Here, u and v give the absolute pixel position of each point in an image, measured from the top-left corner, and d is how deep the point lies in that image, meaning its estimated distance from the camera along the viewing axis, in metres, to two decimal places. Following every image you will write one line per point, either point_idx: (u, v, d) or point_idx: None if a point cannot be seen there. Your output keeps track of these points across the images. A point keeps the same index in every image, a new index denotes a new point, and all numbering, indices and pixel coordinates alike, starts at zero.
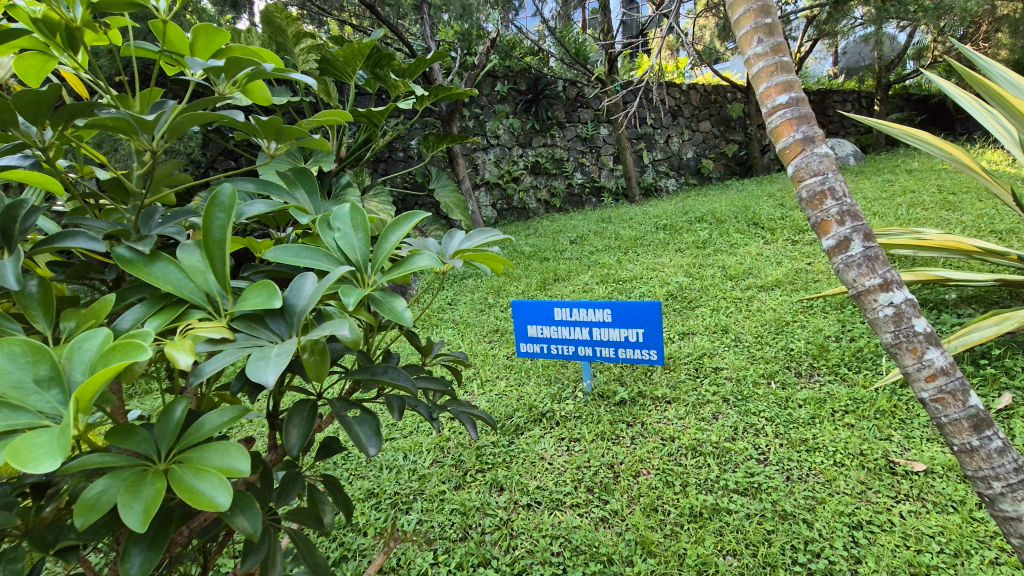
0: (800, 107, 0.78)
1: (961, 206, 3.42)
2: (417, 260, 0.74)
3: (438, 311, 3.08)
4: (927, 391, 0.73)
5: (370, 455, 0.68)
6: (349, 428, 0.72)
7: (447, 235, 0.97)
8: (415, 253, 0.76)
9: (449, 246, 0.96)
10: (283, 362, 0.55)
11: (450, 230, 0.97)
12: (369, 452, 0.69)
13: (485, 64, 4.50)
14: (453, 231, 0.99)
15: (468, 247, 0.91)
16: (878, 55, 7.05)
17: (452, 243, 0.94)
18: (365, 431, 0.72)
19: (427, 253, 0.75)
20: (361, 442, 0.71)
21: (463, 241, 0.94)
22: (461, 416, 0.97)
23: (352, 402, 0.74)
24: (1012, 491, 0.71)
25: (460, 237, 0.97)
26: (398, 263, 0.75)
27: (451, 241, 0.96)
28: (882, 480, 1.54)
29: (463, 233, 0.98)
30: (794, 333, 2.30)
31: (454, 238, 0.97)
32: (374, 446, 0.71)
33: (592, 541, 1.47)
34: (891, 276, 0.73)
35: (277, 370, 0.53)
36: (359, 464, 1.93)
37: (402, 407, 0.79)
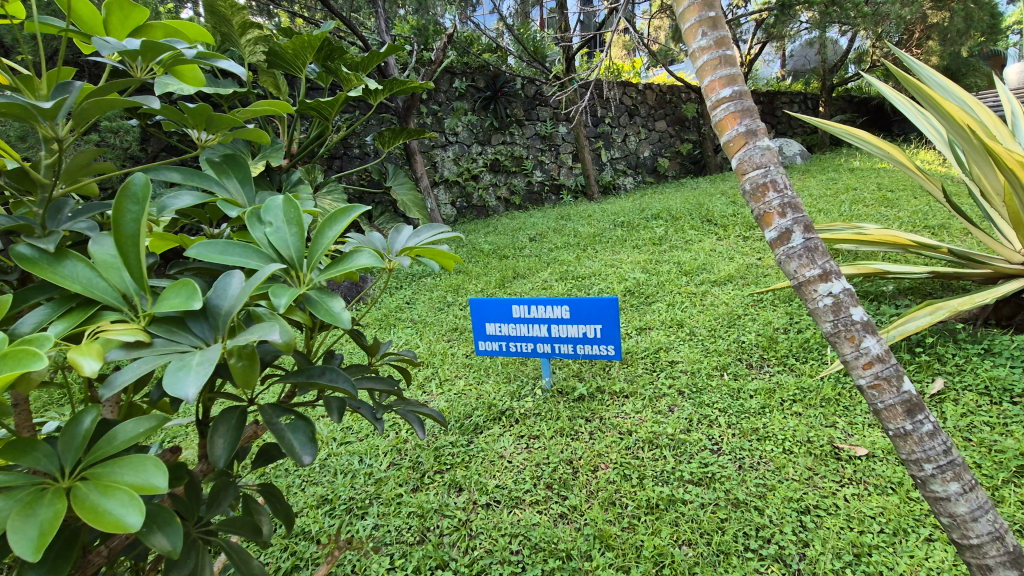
0: (743, 101, 0.79)
1: (898, 203, 3.61)
2: (356, 257, 0.71)
3: (395, 311, 3.02)
4: (864, 378, 0.74)
5: (303, 464, 0.64)
6: (281, 437, 0.68)
7: (394, 231, 0.94)
8: (354, 250, 0.72)
9: (396, 243, 0.92)
10: (204, 374, 0.51)
11: (398, 225, 0.94)
12: (303, 461, 0.66)
13: (441, 60, 4.45)
14: (401, 227, 0.95)
15: (416, 244, 0.88)
16: (822, 59, 7.36)
17: (400, 240, 0.92)
18: (298, 439, 0.69)
19: (368, 250, 0.71)
20: (294, 451, 0.67)
21: (411, 237, 0.92)
22: (407, 416, 0.94)
23: (285, 408, 0.70)
24: (942, 472, 0.73)
25: (408, 233, 0.93)
26: (337, 259, 0.72)
27: (398, 237, 0.93)
28: (828, 465, 1.60)
29: (412, 228, 0.95)
30: (745, 326, 2.37)
31: (403, 234, 0.94)
32: (309, 454, 0.67)
33: (551, 538, 1.47)
34: (831, 266, 0.74)
35: (198, 384, 0.50)
36: (312, 469, 1.86)
37: (342, 409, 0.76)
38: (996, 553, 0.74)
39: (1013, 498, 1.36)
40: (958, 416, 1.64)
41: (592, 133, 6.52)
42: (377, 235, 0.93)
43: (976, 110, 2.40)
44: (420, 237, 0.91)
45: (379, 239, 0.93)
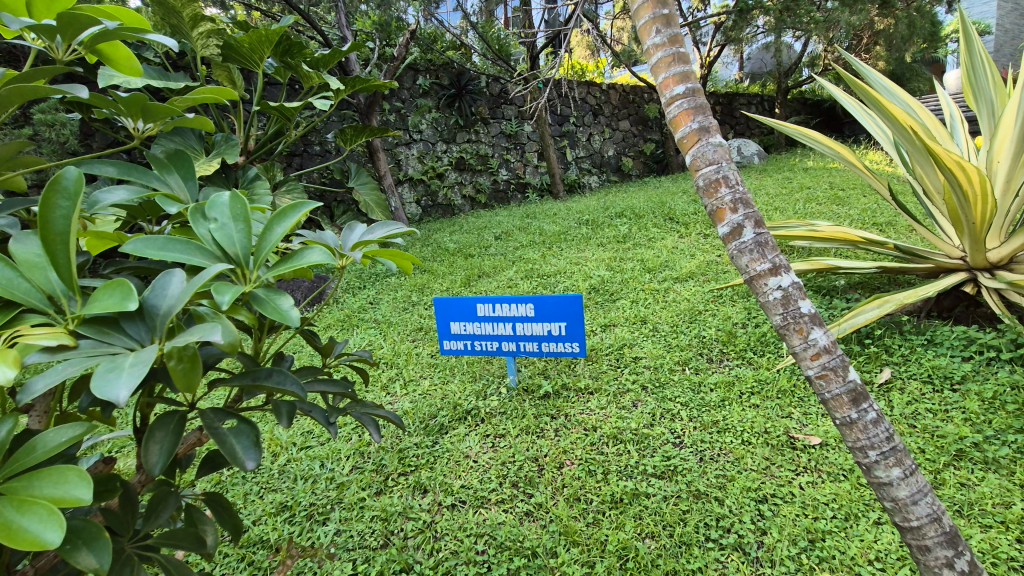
0: (696, 98, 0.80)
1: (849, 201, 3.76)
2: (307, 253, 0.68)
3: (358, 311, 2.96)
4: (813, 368, 0.77)
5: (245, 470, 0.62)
6: (223, 442, 0.65)
7: (347, 227, 0.92)
8: (304, 246, 0.70)
9: (349, 239, 0.91)
10: (137, 375, 0.48)
11: (350, 222, 0.92)
12: (246, 465, 0.63)
13: (404, 56, 4.39)
14: (354, 223, 0.93)
15: (369, 240, 0.87)
16: (778, 62, 7.61)
17: (354, 236, 0.90)
18: (242, 444, 0.66)
19: (318, 246, 0.69)
20: (236, 454, 0.65)
21: (365, 234, 0.90)
22: (363, 418, 0.92)
23: (227, 412, 0.68)
24: (885, 459, 0.76)
25: (362, 229, 0.92)
26: (286, 257, 0.69)
27: (351, 233, 0.91)
28: (784, 455, 1.65)
29: (364, 225, 0.93)
30: (706, 321, 2.42)
31: (356, 231, 0.92)
32: (253, 460, 0.65)
33: (516, 536, 1.46)
34: (780, 261, 0.76)
35: (131, 386, 0.47)
36: (270, 476, 1.81)
37: (291, 413, 0.74)
38: (935, 534, 0.77)
39: (953, 480, 1.43)
40: (904, 404, 1.72)
41: (557, 132, 6.56)
42: (329, 232, 0.91)
43: (918, 112, 2.52)
44: (374, 232, 0.90)
45: (332, 236, 0.91)
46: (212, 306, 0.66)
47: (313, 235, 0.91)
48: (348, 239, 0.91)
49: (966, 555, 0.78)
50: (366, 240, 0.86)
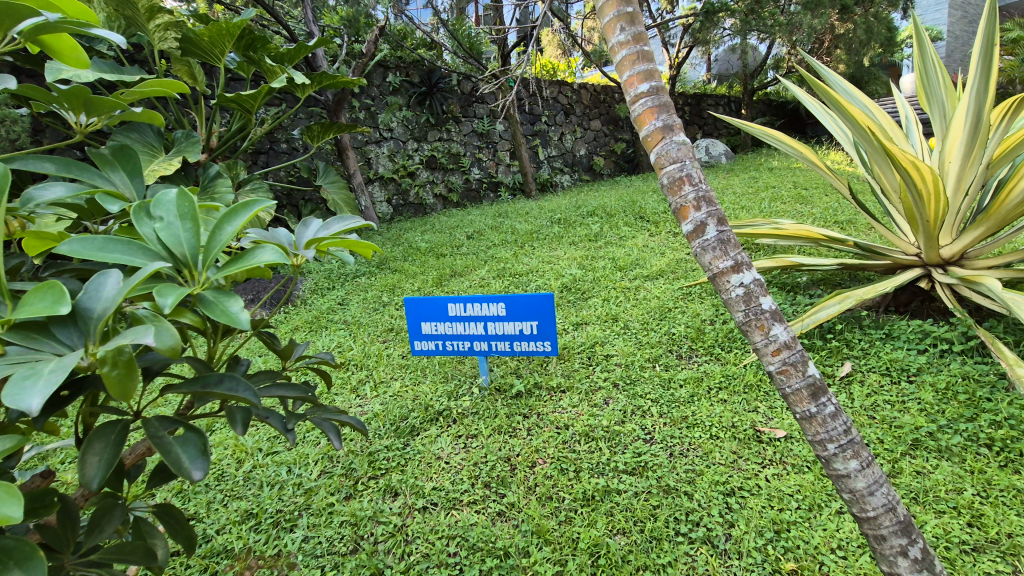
0: (660, 96, 0.81)
1: (812, 200, 3.87)
2: (258, 254, 0.67)
3: (327, 312, 2.90)
4: (773, 364, 0.78)
5: (192, 479, 0.60)
6: (168, 451, 0.63)
7: (301, 224, 0.92)
8: (256, 245, 0.68)
9: (304, 236, 0.90)
10: (52, 384, 0.48)
11: (304, 219, 0.93)
12: (192, 475, 0.62)
13: (373, 53, 4.33)
14: (307, 221, 0.94)
15: (326, 235, 0.87)
16: (744, 64, 7.78)
17: (309, 233, 0.90)
18: (189, 453, 0.65)
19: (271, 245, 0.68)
20: (183, 464, 0.63)
21: (321, 230, 0.91)
22: (323, 424, 0.91)
23: (173, 420, 0.67)
24: (843, 451, 0.77)
25: (317, 226, 0.92)
26: (237, 257, 0.67)
27: (306, 231, 0.92)
28: (750, 448, 1.68)
29: (320, 221, 0.94)
30: (675, 318, 2.45)
31: (311, 228, 0.92)
32: (200, 470, 0.63)
33: (488, 537, 1.45)
34: (742, 258, 0.77)
35: (43, 396, 0.47)
36: (235, 483, 1.75)
37: (246, 421, 0.73)
38: (889, 524, 0.79)
39: (909, 469, 1.49)
40: (864, 397, 1.78)
41: (529, 131, 6.56)
42: (282, 230, 0.90)
43: (876, 114, 2.60)
44: (329, 228, 0.90)
45: (285, 234, 0.90)
46: (154, 310, 0.64)
47: (265, 233, 0.90)
48: (303, 236, 0.91)
49: (919, 543, 0.80)
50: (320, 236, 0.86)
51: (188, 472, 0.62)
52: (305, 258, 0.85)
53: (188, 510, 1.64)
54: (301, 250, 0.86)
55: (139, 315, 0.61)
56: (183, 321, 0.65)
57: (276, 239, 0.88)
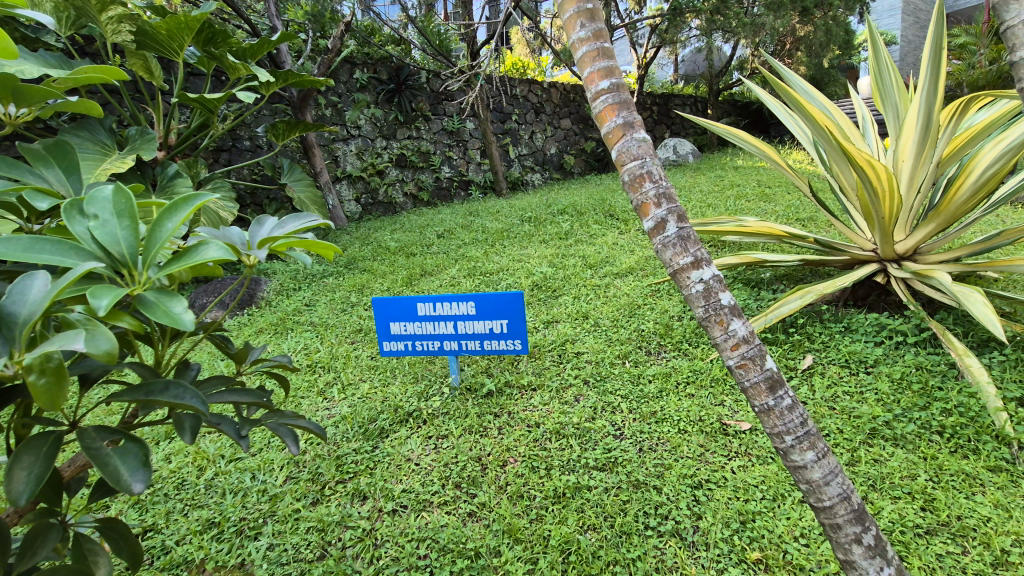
0: (620, 93, 0.81)
1: (775, 198, 3.97)
2: (198, 251, 0.68)
3: (293, 314, 2.84)
4: (732, 358, 0.79)
5: (133, 492, 0.65)
6: (106, 463, 0.67)
7: (255, 222, 0.90)
8: (199, 242, 0.69)
9: (258, 235, 0.88)
10: None
11: (258, 217, 0.90)
12: (133, 488, 0.66)
13: (338, 49, 4.25)
14: (262, 218, 0.92)
15: (280, 235, 0.86)
16: (709, 64, 7.94)
17: (262, 231, 0.88)
18: (128, 465, 0.69)
19: (214, 242, 0.69)
20: (122, 475, 0.67)
21: (275, 229, 0.89)
22: (279, 430, 0.93)
23: (111, 432, 0.70)
24: (799, 443, 0.79)
25: (271, 225, 0.91)
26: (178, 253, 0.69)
27: (260, 229, 0.90)
28: (717, 442, 1.71)
29: (275, 220, 0.92)
30: (644, 315, 2.48)
31: (265, 226, 0.91)
32: (139, 481, 0.68)
33: (459, 538, 1.44)
34: (702, 254, 0.78)
35: None
36: (196, 492, 1.69)
37: (195, 429, 0.73)
38: (845, 512, 0.80)
39: (867, 457, 1.54)
40: (825, 388, 1.84)
41: (500, 129, 6.55)
42: (234, 228, 0.87)
43: (834, 114, 2.68)
44: (284, 227, 0.88)
45: (237, 232, 0.88)
46: (87, 310, 0.66)
47: (217, 232, 0.87)
48: (256, 235, 0.89)
49: (872, 530, 0.82)
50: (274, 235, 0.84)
51: (126, 485, 0.66)
52: (257, 257, 0.82)
53: (146, 521, 1.58)
54: (254, 249, 0.84)
55: (70, 318, 0.62)
56: (120, 325, 0.65)
57: (228, 238, 0.86)
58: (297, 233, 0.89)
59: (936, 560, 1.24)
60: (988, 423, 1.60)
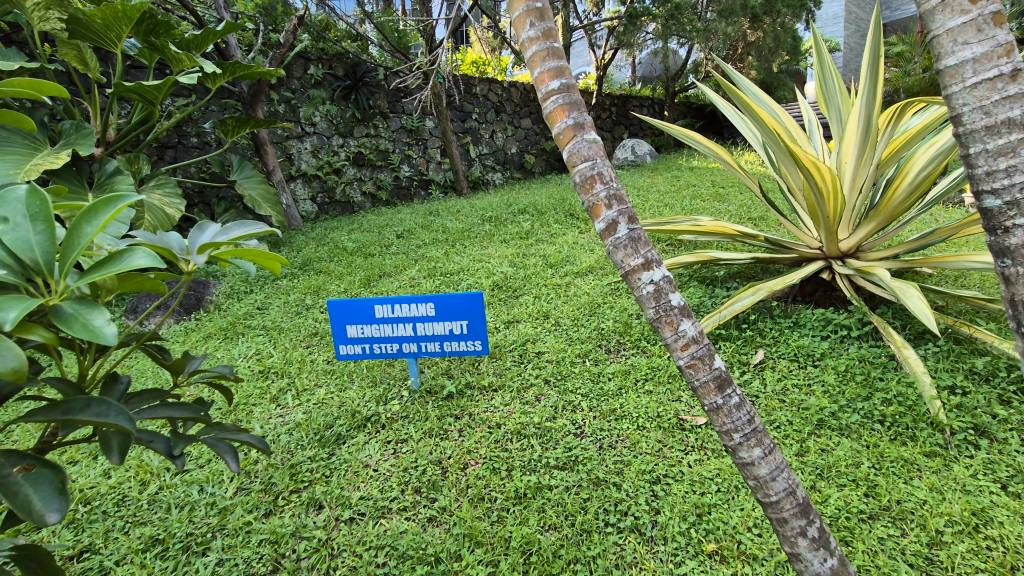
0: (571, 94, 0.81)
1: (729, 198, 4.09)
2: (123, 258, 0.71)
3: (244, 318, 2.73)
4: (683, 358, 0.80)
5: (47, 523, 0.66)
6: (16, 492, 0.68)
7: (196, 228, 0.87)
8: (123, 248, 0.72)
9: (198, 241, 0.86)
10: None
11: (201, 221, 0.87)
12: (48, 516, 0.68)
13: (291, 43, 4.13)
14: (204, 224, 0.89)
15: (223, 241, 0.84)
16: (666, 67, 8.12)
17: (203, 238, 0.85)
18: (42, 492, 0.70)
19: (141, 249, 0.71)
20: (37, 503, 0.69)
21: (217, 235, 0.86)
22: (218, 443, 0.94)
23: (22, 457, 0.71)
24: (747, 440, 0.81)
25: (214, 230, 0.88)
26: (99, 261, 0.71)
27: (201, 235, 0.87)
28: (674, 437, 1.74)
29: (218, 225, 0.89)
30: (604, 313, 2.51)
31: (207, 232, 0.87)
32: (54, 509, 0.69)
33: (419, 544, 1.42)
34: (652, 255, 0.78)
35: None
36: (138, 508, 1.60)
37: (121, 452, 0.80)
38: (791, 506, 0.83)
39: (815, 447, 1.60)
40: (775, 381, 1.91)
41: (460, 128, 6.50)
42: (173, 233, 0.84)
43: (782, 117, 2.78)
44: (228, 233, 0.86)
45: (176, 237, 0.85)
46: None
47: (152, 236, 0.83)
48: (197, 241, 0.86)
49: (816, 523, 0.85)
50: (214, 243, 0.82)
51: (38, 514, 0.68)
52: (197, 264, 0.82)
53: (81, 542, 1.48)
54: (193, 256, 0.83)
55: None
56: (31, 338, 0.67)
57: (165, 243, 0.83)
58: (239, 240, 0.89)
59: (878, 543, 1.30)
60: (924, 411, 1.69)
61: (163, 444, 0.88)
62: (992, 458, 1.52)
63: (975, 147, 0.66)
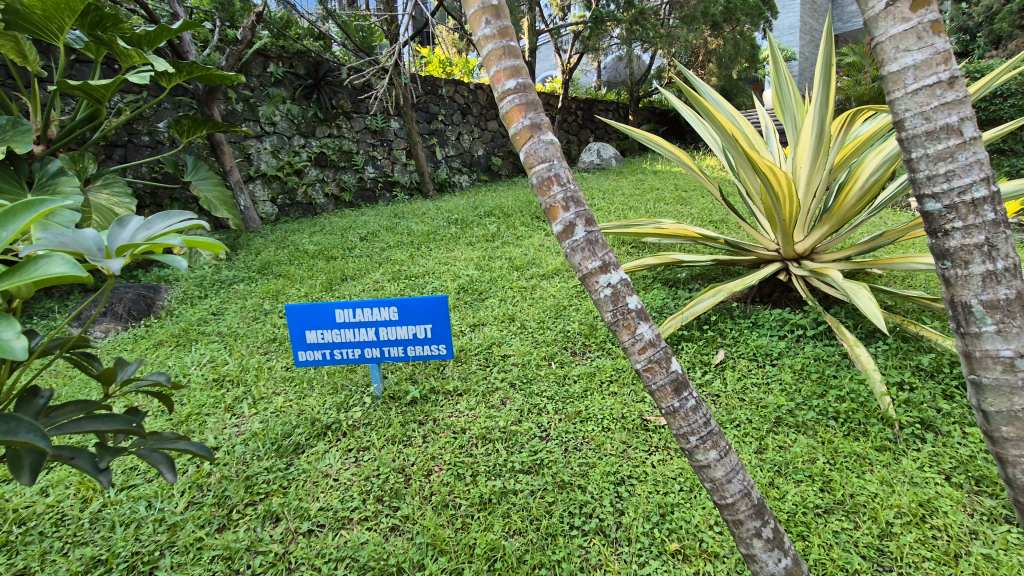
0: (528, 93, 0.80)
1: (691, 201, 4.18)
2: (41, 264, 0.68)
3: (197, 324, 2.62)
4: (640, 362, 0.80)
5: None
6: None
7: (114, 224, 0.81)
8: (38, 255, 0.69)
9: (117, 238, 0.81)
10: None
11: (121, 217, 0.83)
12: None
13: (249, 40, 4.01)
14: (125, 217, 0.84)
15: (142, 240, 0.80)
16: (630, 72, 8.26)
17: (122, 236, 0.81)
18: None
19: (58, 255, 0.69)
20: None
21: (139, 231, 0.82)
22: (153, 455, 0.91)
23: None
24: (703, 443, 0.81)
25: (135, 225, 0.83)
26: (13, 267, 0.68)
27: (122, 229, 0.82)
28: (638, 437, 1.76)
29: (140, 219, 0.84)
30: (570, 316, 2.51)
31: (127, 227, 0.82)
32: None
33: (380, 554, 1.38)
34: (609, 258, 0.78)
35: None
36: (79, 527, 1.51)
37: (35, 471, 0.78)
38: (746, 508, 0.84)
39: (773, 444, 1.64)
40: (736, 381, 1.95)
41: (426, 130, 6.44)
42: (88, 231, 0.79)
43: (740, 123, 2.85)
44: (149, 229, 0.82)
45: (92, 234, 0.80)
46: None
47: (67, 237, 0.77)
48: (116, 237, 0.81)
49: (770, 524, 0.86)
50: (132, 242, 0.79)
51: None
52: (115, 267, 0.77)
53: (15, 565, 1.38)
54: (110, 257, 0.78)
55: None
56: None
57: (80, 243, 0.78)
58: (164, 235, 0.85)
59: (833, 537, 1.34)
60: (875, 407, 1.75)
61: (88, 461, 0.86)
62: (937, 451, 1.59)
63: (917, 151, 0.68)
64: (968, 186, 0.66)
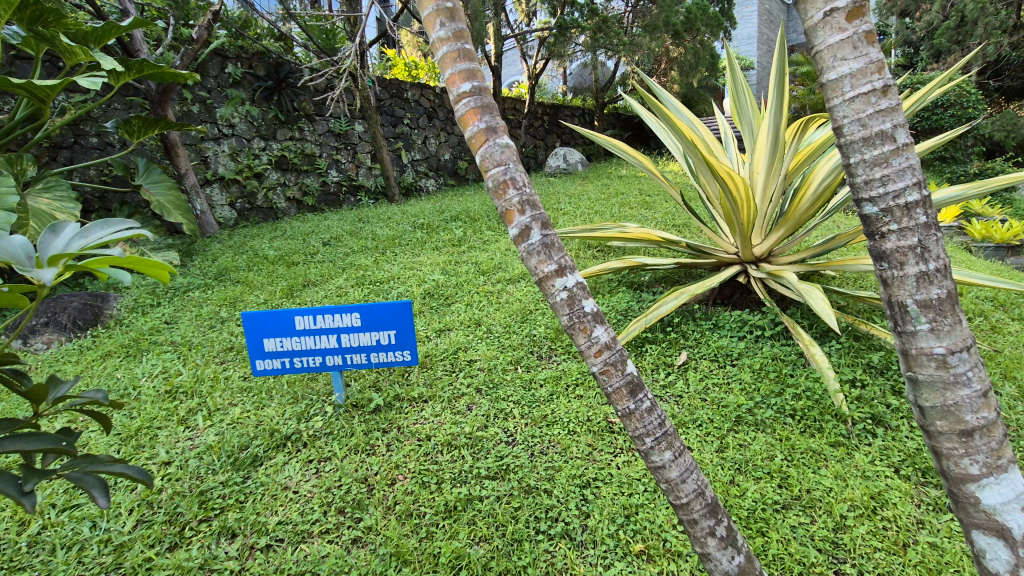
0: (483, 97, 0.79)
1: (654, 206, 4.25)
2: None
3: (149, 333, 2.51)
4: (596, 365, 0.80)
5: None
6: None
7: (48, 229, 0.78)
8: None
9: (51, 247, 0.76)
10: None
11: (55, 223, 0.78)
12: None
13: (205, 38, 3.88)
14: (61, 224, 0.80)
15: (79, 249, 0.75)
16: (595, 79, 8.38)
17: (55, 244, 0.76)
18: None
19: None
20: None
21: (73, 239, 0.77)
22: (84, 477, 0.86)
23: None
24: (658, 444, 0.82)
25: (70, 233, 0.79)
26: None
27: (55, 235, 0.78)
28: (603, 440, 1.77)
29: (76, 225, 0.80)
30: (536, 320, 2.51)
31: (61, 235, 0.78)
32: None
33: (342, 567, 1.34)
34: (566, 261, 0.78)
35: None
36: (15, 551, 1.41)
37: None
38: (700, 507, 0.85)
39: (733, 443, 1.68)
40: (697, 381, 1.99)
41: (391, 133, 6.37)
42: (18, 237, 0.74)
43: (701, 129, 2.92)
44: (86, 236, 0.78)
45: (22, 241, 0.75)
46: None
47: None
48: (49, 245, 0.77)
49: (724, 522, 0.87)
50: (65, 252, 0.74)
51: None
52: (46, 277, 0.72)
53: None
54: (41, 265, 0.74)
55: None
56: None
57: (6, 250, 0.73)
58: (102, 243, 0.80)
59: (790, 531, 1.37)
60: (829, 404, 1.80)
61: (11, 484, 0.82)
62: (887, 445, 1.65)
63: (855, 156, 0.71)
64: (902, 190, 0.69)
